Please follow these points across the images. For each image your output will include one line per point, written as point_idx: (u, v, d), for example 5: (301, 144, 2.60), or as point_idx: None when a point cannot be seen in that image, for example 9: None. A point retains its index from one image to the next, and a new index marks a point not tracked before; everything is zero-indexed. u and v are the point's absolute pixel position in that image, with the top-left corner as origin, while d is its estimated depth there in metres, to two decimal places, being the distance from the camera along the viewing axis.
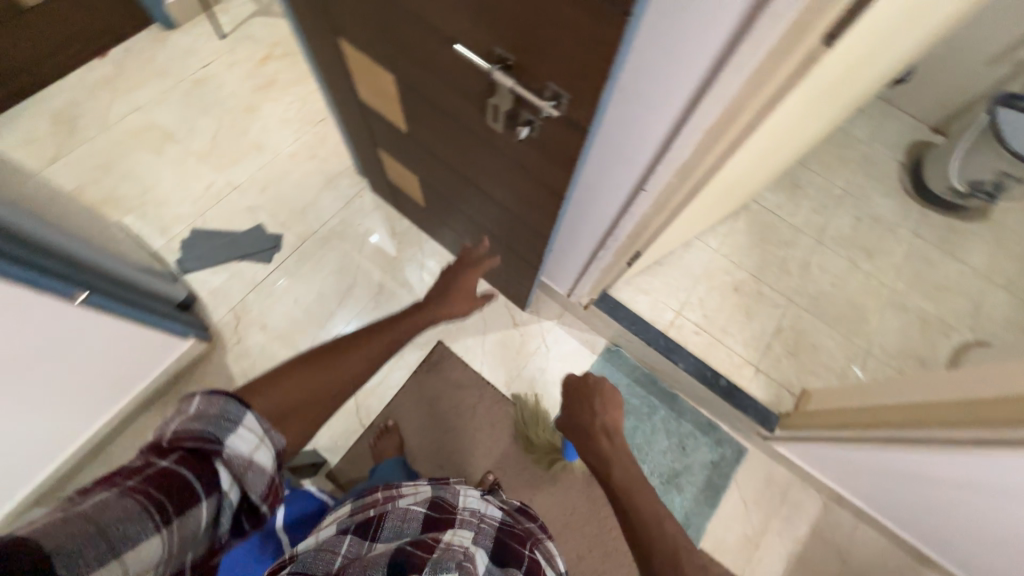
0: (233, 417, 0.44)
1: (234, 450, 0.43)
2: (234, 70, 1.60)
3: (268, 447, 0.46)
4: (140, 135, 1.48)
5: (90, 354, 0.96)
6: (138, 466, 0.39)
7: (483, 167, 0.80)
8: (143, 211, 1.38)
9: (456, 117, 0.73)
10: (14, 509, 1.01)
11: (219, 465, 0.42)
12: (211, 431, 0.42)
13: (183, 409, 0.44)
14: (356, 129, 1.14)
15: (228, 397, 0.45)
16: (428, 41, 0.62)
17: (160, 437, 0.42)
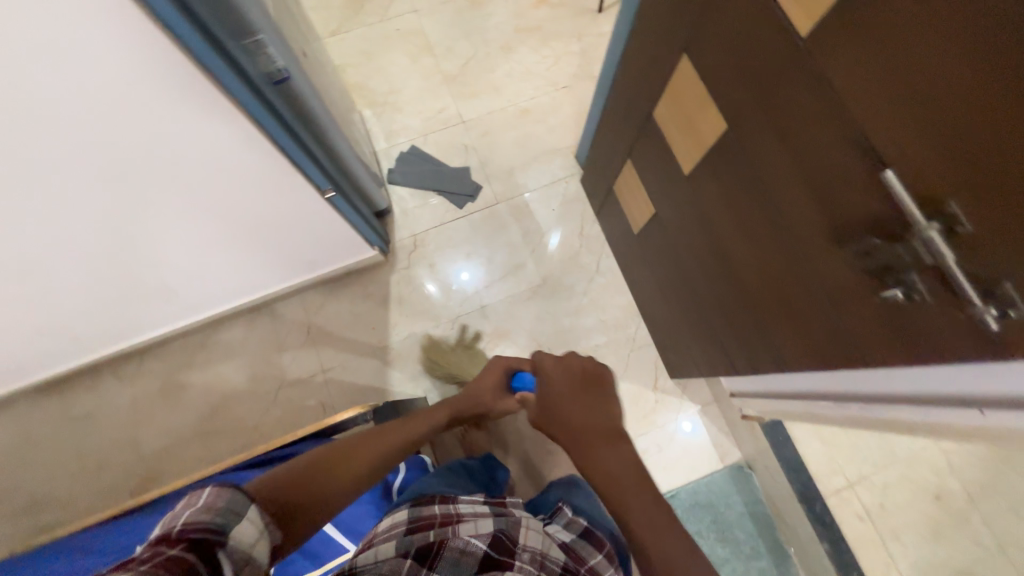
0: (237, 509, 0.44)
1: (239, 539, 0.43)
2: (508, 4, 1.57)
3: (264, 540, 0.46)
4: (406, 36, 1.53)
5: (309, 234, 1.05)
6: (146, 557, 0.37)
7: (766, 267, 0.68)
8: (381, 110, 1.46)
9: (780, 212, 0.61)
10: (203, 317, 1.19)
11: (223, 555, 0.41)
12: (219, 521, 0.42)
13: (190, 501, 0.42)
14: (613, 128, 1.05)
15: (234, 488, 0.45)
16: (828, 133, 0.49)
17: (167, 530, 0.40)
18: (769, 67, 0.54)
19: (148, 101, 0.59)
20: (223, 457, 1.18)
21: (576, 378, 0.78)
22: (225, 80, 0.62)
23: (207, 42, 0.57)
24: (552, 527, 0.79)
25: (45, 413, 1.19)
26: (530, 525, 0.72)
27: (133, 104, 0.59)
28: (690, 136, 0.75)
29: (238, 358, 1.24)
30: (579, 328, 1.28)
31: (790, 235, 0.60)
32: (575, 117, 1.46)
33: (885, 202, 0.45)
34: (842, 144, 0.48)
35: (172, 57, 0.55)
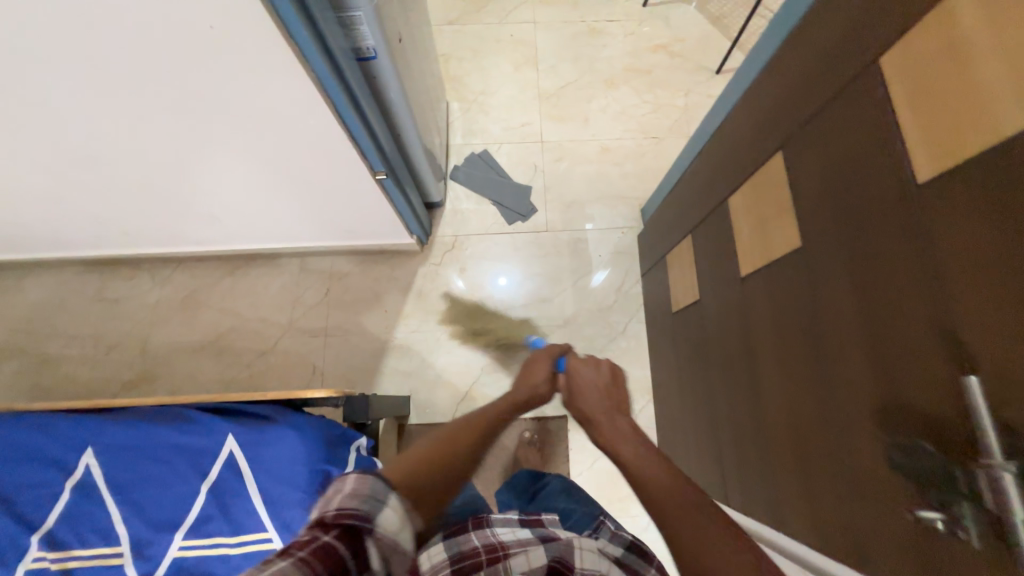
0: (380, 497, 0.41)
1: (385, 528, 0.40)
2: (627, 41, 1.54)
3: (409, 528, 0.42)
4: (516, 44, 1.53)
5: (355, 206, 1.07)
6: (304, 542, 0.37)
7: (791, 413, 0.59)
8: (468, 107, 1.46)
9: (826, 363, 0.52)
10: (237, 248, 1.24)
11: (369, 545, 0.39)
12: (365, 508, 0.39)
13: (339, 484, 0.41)
14: (685, 197, 0.98)
15: (376, 475, 0.42)
16: (911, 300, 0.42)
17: (320, 514, 0.39)
18: (870, 203, 0.46)
19: (232, 56, 0.59)
20: (211, 384, 1.22)
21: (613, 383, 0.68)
22: (304, 47, 0.61)
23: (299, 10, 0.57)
24: (599, 541, 0.75)
25: (83, 289, 1.28)
26: (584, 545, 0.70)
27: (220, 56, 0.59)
28: (759, 238, 0.67)
29: (257, 297, 1.28)
30: None
31: (828, 392, 0.52)
32: (654, 170, 1.39)
33: (960, 409, 0.37)
34: (928, 321, 0.40)
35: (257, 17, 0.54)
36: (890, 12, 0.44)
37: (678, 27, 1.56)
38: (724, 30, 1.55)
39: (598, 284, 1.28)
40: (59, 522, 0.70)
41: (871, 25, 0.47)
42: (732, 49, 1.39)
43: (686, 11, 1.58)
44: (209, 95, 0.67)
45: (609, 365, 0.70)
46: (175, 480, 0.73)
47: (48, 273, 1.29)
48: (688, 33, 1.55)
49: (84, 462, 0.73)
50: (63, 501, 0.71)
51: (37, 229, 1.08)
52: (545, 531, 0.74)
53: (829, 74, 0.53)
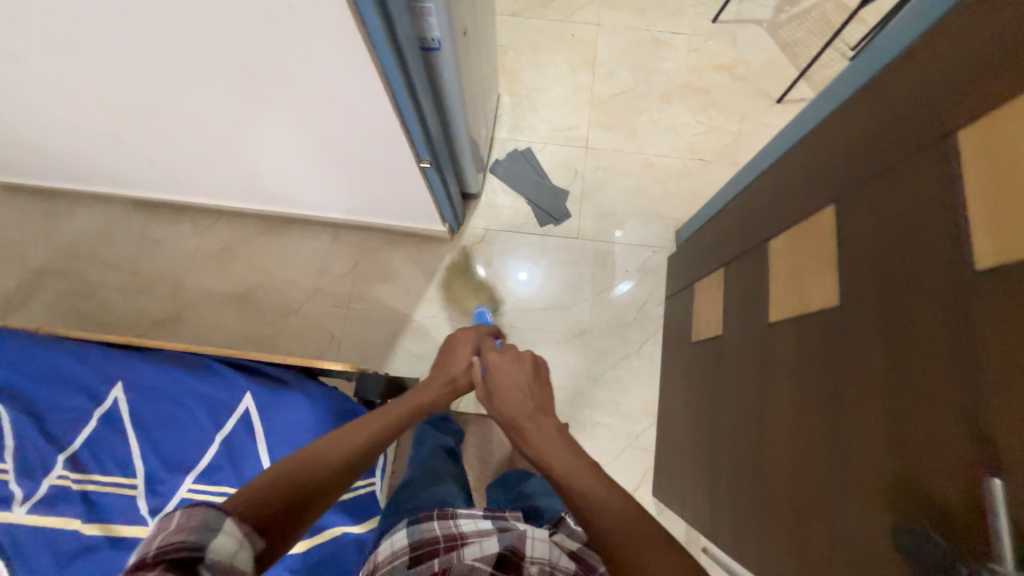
0: (213, 526, 0.43)
1: (218, 554, 0.42)
2: (690, 56, 1.50)
3: (247, 550, 0.45)
4: (576, 44, 1.51)
5: (394, 188, 1.09)
6: None
7: (796, 467, 0.59)
8: (518, 102, 1.46)
9: (842, 427, 0.52)
10: (276, 210, 1.28)
11: (204, 570, 0.40)
12: (194, 538, 0.41)
13: (162, 524, 0.42)
14: (724, 229, 0.97)
15: (209, 507, 0.44)
16: (944, 389, 0.41)
17: (141, 556, 0.39)
18: (920, 276, 0.45)
19: (304, 35, 0.61)
20: (234, 336, 1.27)
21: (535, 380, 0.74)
22: (373, 33, 0.62)
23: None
24: (558, 536, 0.77)
25: (128, 227, 1.34)
26: (536, 536, 0.73)
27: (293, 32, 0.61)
28: (794, 287, 0.66)
29: (288, 260, 1.32)
30: (591, 396, 1.21)
31: (838, 456, 0.52)
32: (695, 192, 1.36)
33: (978, 507, 0.37)
34: (959, 415, 0.39)
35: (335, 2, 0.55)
36: (975, 84, 0.43)
37: (745, 48, 1.51)
38: (792, 58, 1.49)
39: (620, 299, 1.27)
40: (83, 448, 0.75)
41: (953, 93, 0.45)
42: (798, 79, 1.35)
43: (756, 32, 1.52)
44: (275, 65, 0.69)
45: (527, 357, 0.75)
46: (192, 427, 0.77)
47: (98, 206, 1.35)
48: (754, 56, 1.50)
49: (113, 395, 0.77)
50: (88, 428, 0.76)
51: (96, 165, 1.14)
52: (503, 523, 0.80)
53: (898, 136, 0.51)
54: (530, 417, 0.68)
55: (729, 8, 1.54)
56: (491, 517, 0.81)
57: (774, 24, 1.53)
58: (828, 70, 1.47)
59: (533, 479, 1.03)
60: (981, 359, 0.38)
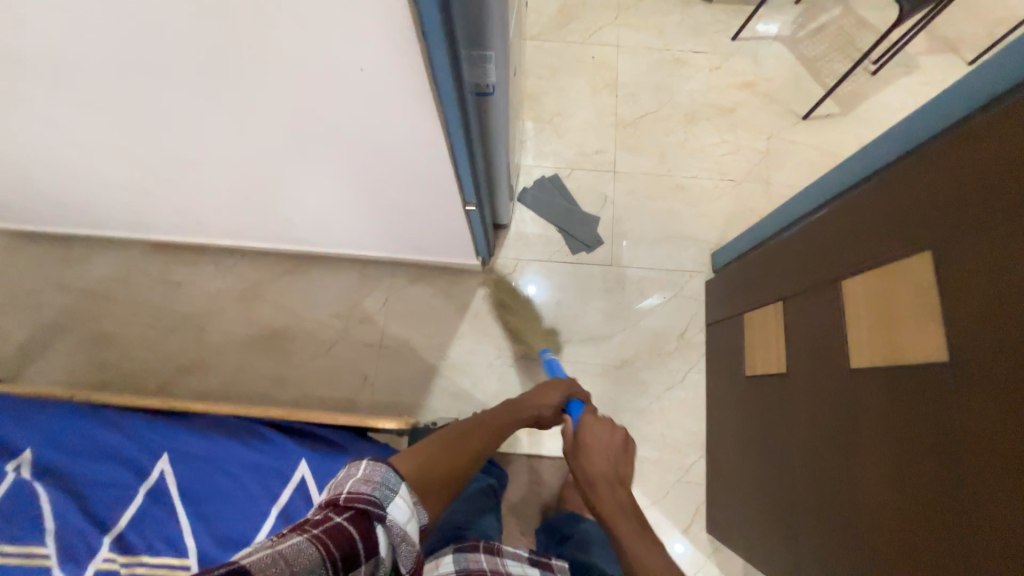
0: (393, 486, 0.49)
1: (394, 516, 0.47)
2: (712, 75, 1.49)
3: (416, 517, 0.50)
4: (597, 66, 1.49)
5: (432, 228, 1.06)
6: (316, 520, 0.45)
7: (909, 526, 0.56)
8: (542, 127, 1.43)
9: (969, 486, 0.50)
10: (304, 249, 1.25)
11: (376, 527, 0.46)
12: (375, 496, 0.47)
13: (354, 471, 0.49)
14: (776, 260, 0.94)
15: (389, 466, 0.51)
16: None
17: (337, 496, 0.47)
18: None
19: (372, 89, 0.59)
20: (263, 381, 1.22)
21: (621, 453, 0.78)
22: (442, 89, 0.59)
23: (450, 54, 0.54)
24: None
25: (148, 270, 1.30)
26: None
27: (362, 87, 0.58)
28: (883, 333, 0.64)
29: (316, 299, 1.28)
30: (636, 430, 1.17)
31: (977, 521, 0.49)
32: (728, 214, 1.34)
33: None
34: None
35: (409, 58, 0.53)
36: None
37: (767, 66, 1.50)
38: (815, 74, 1.49)
39: (659, 327, 1.25)
40: (129, 527, 0.71)
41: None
42: (827, 97, 1.34)
43: (777, 49, 1.52)
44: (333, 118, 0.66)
45: (620, 435, 0.79)
46: (242, 498, 0.72)
47: (115, 249, 1.30)
48: (777, 73, 1.49)
49: (159, 468, 0.75)
50: (135, 505, 0.72)
51: (120, 213, 1.10)
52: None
53: (1012, 185, 0.49)
54: (608, 482, 0.75)
55: (749, 26, 1.53)
56: (536, 565, 0.82)
57: (794, 41, 1.52)
58: (851, 86, 1.47)
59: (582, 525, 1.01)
60: None
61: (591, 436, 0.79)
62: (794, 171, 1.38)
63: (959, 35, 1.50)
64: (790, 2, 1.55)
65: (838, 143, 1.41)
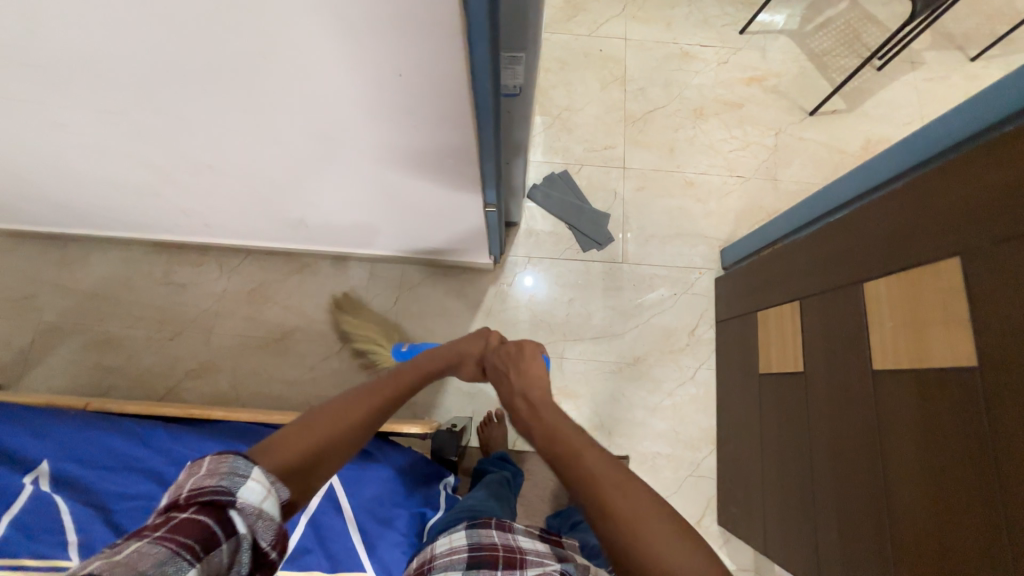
0: (243, 472, 0.43)
1: (244, 501, 0.41)
2: (720, 69, 1.48)
3: (277, 496, 0.44)
4: (605, 60, 1.48)
5: (448, 229, 1.05)
6: (153, 525, 0.38)
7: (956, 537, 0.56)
8: (550, 122, 1.42)
9: (1002, 490, 0.51)
10: (313, 249, 1.23)
11: (231, 514, 0.40)
12: (223, 484, 0.41)
13: (193, 469, 0.42)
14: (793, 261, 0.95)
15: (240, 453, 0.44)
16: None
17: (175, 498, 0.40)
18: None
19: (405, 100, 0.56)
20: (274, 382, 1.21)
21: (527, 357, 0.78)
22: (480, 97, 0.56)
23: (492, 64, 0.52)
24: None
25: (150, 271, 1.26)
26: None
27: (393, 99, 0.56)
28: (914, 342, 0.64)
29: (325, 299, 1.26)
30: (650, 427, 1.19)
31: None
32: (737, 211, 1.35)
33: None
34: None
35: (451, 69, 0.50)
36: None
37: (774, 61, 1.50)
38: (822, 69, 1.49)
39: (670, 323, 1.26)
40: None
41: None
42: (835, 93, 1.34)
43: (784, 43, 1.51)
44: (359, 126, 0.63)
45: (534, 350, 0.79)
46: None
47: (115, 249, 1.27)
48: (784, 68, 1.49)
49: None
50: None
51: (123, 215, 1.07)
52: (563, 552, 0.71)
53: None
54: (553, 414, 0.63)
55: (757, 20, 1.52)
56: (548, 542, 0.73)
57: (801, 34, 1.52)
58: (857, 82, 1.48)
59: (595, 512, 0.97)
60: None
61: (511, 360, 0.78)
62: (801, 167, 1.39)
63: (961, 31, 1.51)
64: None
65: (844, 140, 1.42)
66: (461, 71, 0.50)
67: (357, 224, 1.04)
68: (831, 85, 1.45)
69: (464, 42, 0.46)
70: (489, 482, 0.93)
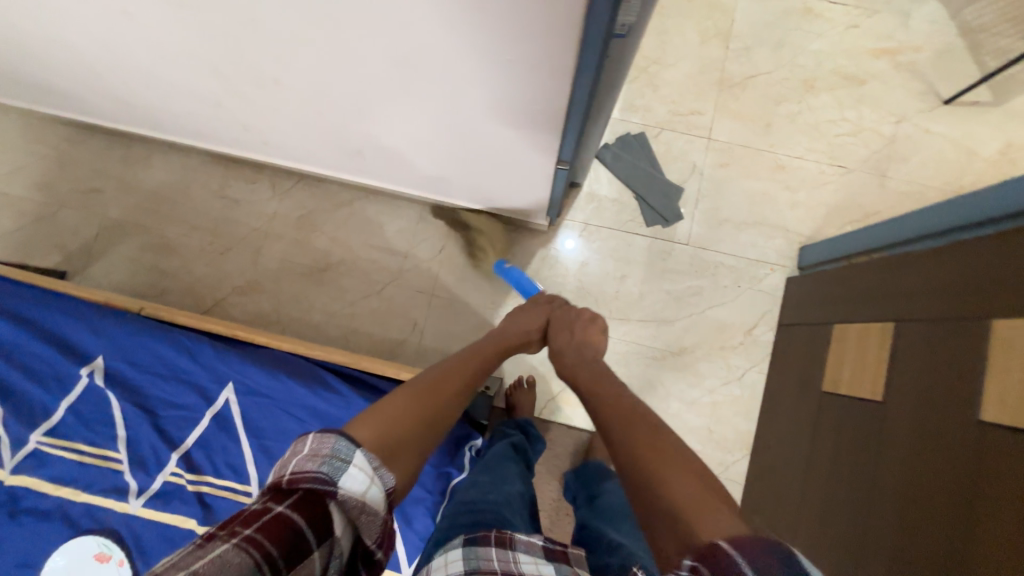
0: (343, 456, 0.48)
1: (347, 492, 0.47)
2: (847, 34, 1.26)
3: (377, 486, 0.49)
4: (711, 8, 1.28)
5: (510, 185, 0.97)
6: (255, 513, 0.44)
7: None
8: (635, 75, 1.26)
9: None
10: (366, 184, 1.19)
11: (331, 507, 0.46)
12: (324, 471, 0.46)
13: (298, 448, 0.48)
14: (897, 277, 0.82)
15: (338, 436, 0.50)
16: None
17: (281, 478, 0.47)
18: None
19: (498, 24, 0.46)
20: (313, 312, 1.22)
21: (585, 323, 0.86)
22: (591, 33, 0.46)
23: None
24: None
25: (207, 183, 1.26)
26: None
27: (488, 29, 0.47)
28: None
29: (372, 236, 1.24)
30: (683, 421, 1.14)
31: None
32: (829, 207, 1.19)
33: None
34: None
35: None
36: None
37: (917, 31, 1.25)
38: (974, 49, 1.24)
39: (727, 319, 1.16)
40: (196, 447, 0.76)
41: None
42: (986, 80, 1.12)
43: (935, 9, 1.26)
44: (440, 54, 0.54)
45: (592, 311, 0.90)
46: None
47: (175, 156, 1.27)
48: (927, 41, 1.25)
49: (224, 396, 0.78)
50: (201, 427, 0.77)
51: (188, 124, 1.05)
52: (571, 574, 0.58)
53: None
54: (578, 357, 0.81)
55: None
56: (556, 560, 0.59)
57: None
58: (1015, 70, 1.22)
59: (609, 489, 0.90)
60: None
61: (564, 319, 0.88)
62: (918, 166, 1.20)
63: None
64: None
65: (978, 140, 1.20)
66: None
67: (416, 166, 0.99)
68: (981, 70, 1.21)
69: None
70: (496, 454, 0.88)
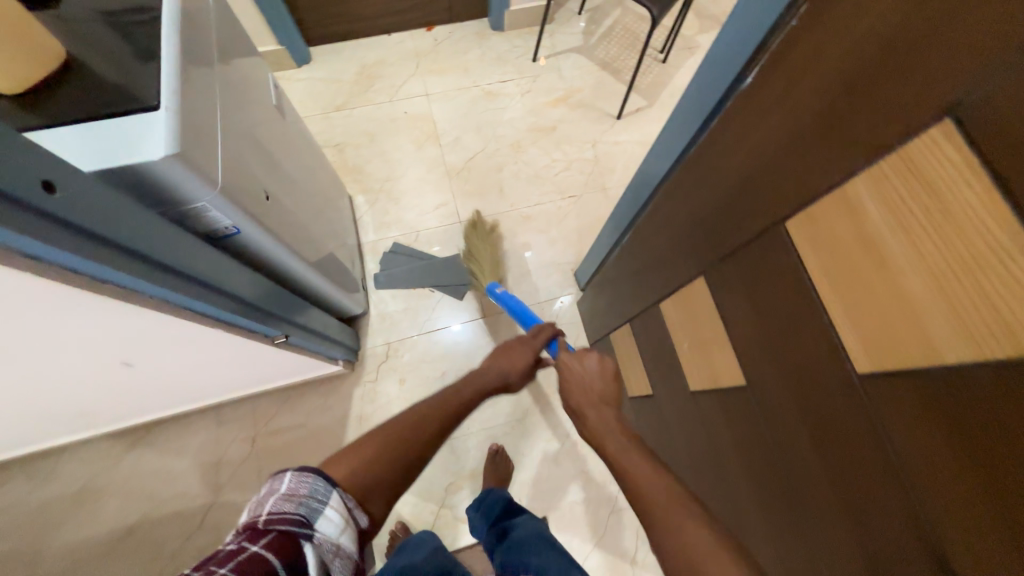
0: (321, 497, 0.44)
1: (324, 532, 0.43)
2: (526, 99, 1.51)
3: (352, 527, 0.46)
4: (413, 120, 1.46)
5: (267, 364, 0.93)
6: (231, 551, 0.37)
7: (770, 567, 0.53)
8: (374, 197, 1.36)
9: (801, 504, 0.46)
10: (135, 422, 1.06)
11: (307, 547, 0.41)
12: (301, 513, 0.42)
13: (274, 486, 0.43)
14: (617, 283, 0.94)
15: (317, 475, 0.46)
16: (870, 467, 0.37)
17: (254, 519, 0.41)
18: (806, 344, 0.42)
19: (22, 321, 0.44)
20: None
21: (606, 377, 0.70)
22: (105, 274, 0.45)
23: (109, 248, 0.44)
24: None
25: None
26: None
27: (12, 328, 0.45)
28: (703, 359, 0.62)
29: (168, 469, 1.09)
30: (559, 476, 1.15)
31: (834, 551, 0.43)
32: (579, 230, 1.37)
33: None
34: (896, 509, 0.35)
35: (47, 284, 0.42)
36: (795, 181, 0.40)
37: (572, 77, 1.55)
38: (616, 74, 1.57)
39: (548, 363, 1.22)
40: None
41: (772, 179, 0.43)
42: (628, 96, 1.41)
43: (576, 58, 1.58)
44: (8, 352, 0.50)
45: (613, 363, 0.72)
46: None
47: None
48: (583, 81, 1.55)
49: None
50: None
51: None
52: None
53: (739, 213, 0.49)
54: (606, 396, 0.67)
55: (544, 45, 1.59)
56: None
57: (589, 47, 1.60)
58: (650, 77, 1.57)
59: (520, 522, 0.84)
60: (895, 442, 0.34)
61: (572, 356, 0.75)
62: (626, 169, 1.44)
63: (721, 11, 1.69)
64: (574, 14, 1.64)
65: (654, 133, 1.49)
66: (53, 280, 0.41)
67: (160, 392, 0.91)
68: (627, 87, 1.53)
69: (26, 267, 0.38)
70: None
